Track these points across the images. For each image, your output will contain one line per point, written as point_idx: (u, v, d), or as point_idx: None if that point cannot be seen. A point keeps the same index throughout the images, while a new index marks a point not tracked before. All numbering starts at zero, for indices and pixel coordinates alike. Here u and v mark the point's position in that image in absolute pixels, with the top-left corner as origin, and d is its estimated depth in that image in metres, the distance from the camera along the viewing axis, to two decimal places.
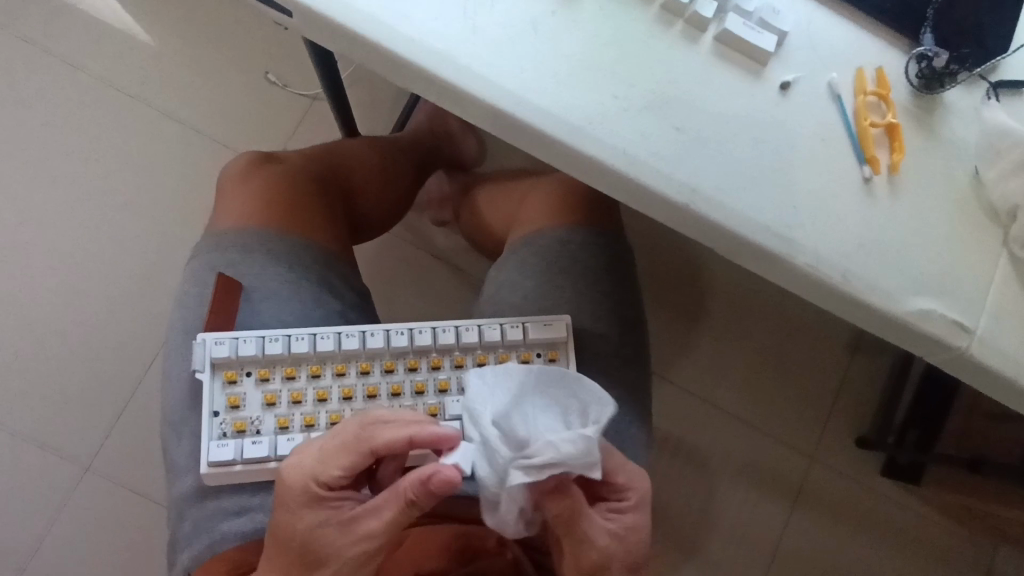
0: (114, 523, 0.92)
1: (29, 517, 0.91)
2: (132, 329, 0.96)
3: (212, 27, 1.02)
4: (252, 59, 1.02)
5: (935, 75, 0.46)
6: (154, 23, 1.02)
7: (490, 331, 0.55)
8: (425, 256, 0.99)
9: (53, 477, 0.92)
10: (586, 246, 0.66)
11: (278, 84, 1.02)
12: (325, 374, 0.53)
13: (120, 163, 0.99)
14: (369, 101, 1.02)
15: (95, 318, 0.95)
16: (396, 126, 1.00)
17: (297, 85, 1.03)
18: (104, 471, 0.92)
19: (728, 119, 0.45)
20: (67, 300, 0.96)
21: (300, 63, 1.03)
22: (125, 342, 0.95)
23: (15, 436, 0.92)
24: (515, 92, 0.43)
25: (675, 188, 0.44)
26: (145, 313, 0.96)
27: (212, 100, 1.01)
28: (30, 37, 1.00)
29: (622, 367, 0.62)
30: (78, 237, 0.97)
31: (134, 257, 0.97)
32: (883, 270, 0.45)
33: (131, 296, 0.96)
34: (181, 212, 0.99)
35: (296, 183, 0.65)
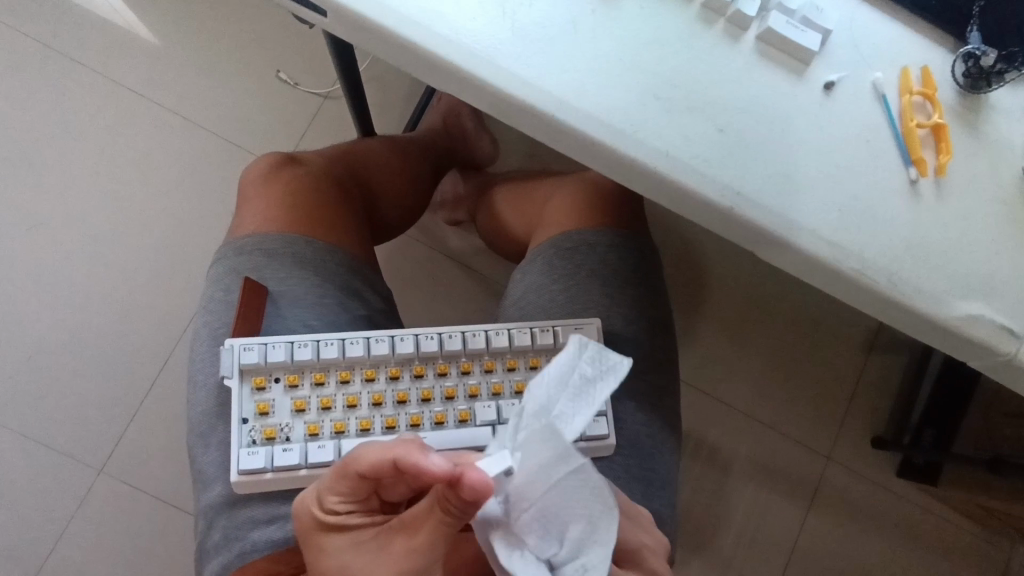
0: (128, 524, 0.91)
1: (43, 519, 0.90)
2: (146, 332, 0.95)
3: (222, 26, 1.01)
4: (263, 58, 1.01)
5: (981, 74, 0.45)
6: (165, 23, 1.01)
7: (520, 335, 0.54)
8: (440, 256, 0.98)
9: (67, 478, 0.91)
10: (613, 247, 0.65)
11: (290, 83, 1.01)
12: (354, 380, 0.52)
13: (133, 165, 0.98)
14: (383, 100, 1.01)
15: (109, 321, 0.95)
16: (410, 125, 0.99)
17: (310, 84, 1.02)
18: (121, 476, 0.92)
19: (770, 119, 0.44)
20: (82, 304, 0.95)
21: (312, 62, 1.02)
22: (138, 345, 0.94)
23: (30, 439, 0.91)
24: (556, 94, 0.42)
25: (719, 190, 0.43)
26: (159, 316, 0.95)
27: (225, 100, 1.00)
28: (37, 37, 0.99)
29: (653, 371, 0.61)
30: (91, 239, 0.96)
31: (148, 259, 0.96)
32: (931, 274, 0.43)
33: (145, 300, 0.95)
34: (195, 215, 0.98)
35: (318, 185, 0.64)
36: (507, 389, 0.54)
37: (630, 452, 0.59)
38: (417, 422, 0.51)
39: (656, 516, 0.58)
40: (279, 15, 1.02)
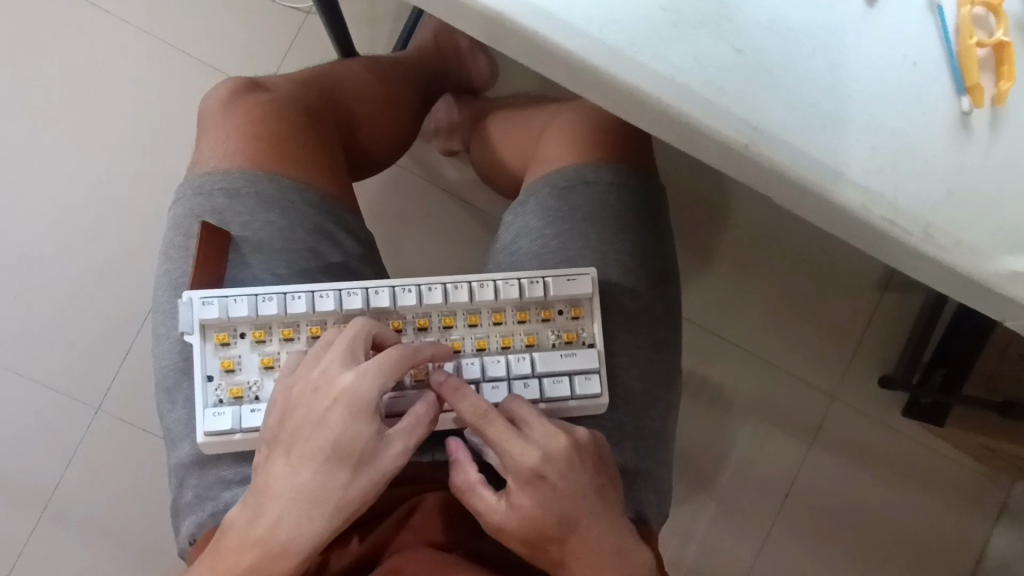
0: (127, 462, 0.91)
1: (43, 456, 0.90)
2: (125, 273, 0.91)
3: None
4: None
5: None
6: None
7: (506, 287, 0.50)
8: (432, 191, 0.91)
9: (63, 416, 0.91)
10: (613, 185, 0.59)
11: None
12: None
13: (96, 90, 0.91)
14: (367, 15, 0.91)
15: (86, 260, 0.91)
16: (398, 45, 0.91)
17: None
18: (116, 415, 0.91)
19: (799, 36, 0.37)
20: (58, 240, 0.91)
21: None
22: (118, 285, 0.91)
23: (22, 378, 0.90)
24: (537, 3, 0.35)
25: (733, 124, 0.36)
26: (137, 255, 0.91)
27: (193, 15, 0.91)
28: None
29: (652, 322, 0.57)
30: (59, 172, 0.90)
31: (122, 192, 0.91)
32: (973, 226, 0.37)
33: (122, 238, 0.91)
34: (166, 146, 0.91)
35: (287, 114, 0.58)
36: (492, 344, 0.50)
37: (622, 409, 0.55)
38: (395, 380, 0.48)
39: (650, 474, 0.55)
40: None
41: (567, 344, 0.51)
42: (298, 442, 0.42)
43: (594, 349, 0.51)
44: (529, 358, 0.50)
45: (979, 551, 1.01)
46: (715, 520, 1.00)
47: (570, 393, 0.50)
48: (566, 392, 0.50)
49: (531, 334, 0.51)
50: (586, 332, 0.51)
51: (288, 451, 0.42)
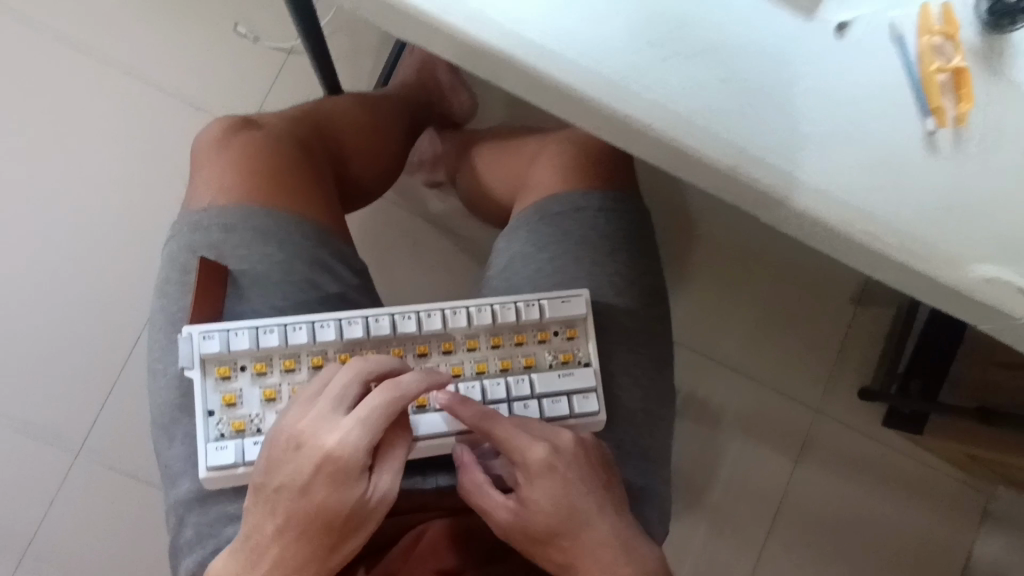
0: (110, 508, 0.88)
1: (21, 507, 0.87)
2: (109, 313, 0.89)
3: None
4: (220, 10, 0.93)
5: (1006, 11, 0.40)
6: None
7: (502, 310, 0.51)
8: (419, 221, 0.93)
9: (42, 463, 0.88)
10: (601, 210, 0.61)
11: (250, 38, 0.94)
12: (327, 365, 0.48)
13: (79, 130, 0.91)
14: (350, 52, 0.94)
15: (68, 301, 0.89)
16: (381, 81, 0.93)
17: (272, 39, 0.94)
18: (99, 459, 0.88)
19: (776, 65, 0.39)
20: (38, 282, 0.89)
21: (272, 13, 0.94)
22: (101, 326, 0.89)
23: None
24: (532, 37, 0.37)
25: (720, 147, 0.38)
26: (121, 295, 0.90)
27: (178, 55, 0.93)
28: None
29: (646, 341, 0.58)
30: (41, 212, 0.90)
31: (105, 232, 0.90)
32: (947, 235, 0.40)
33: (105, 277, 0.90)
34: (151, 184, 0.91)
35: (281, 149, 0.59)
36: (492, 367, 0.51)
37: (622, 427, 0.56)
38: None
39: (651, 491, 0.56)
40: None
41: (564, 364, 0.52)
42: (284, 500, 0.42)
43: (590, 368, 0.52)
44: (528, 379, 0.51)
45: (967, 556, 1.03)
46: (711, 538, 1.01)
47: (570, 412, 0.51)
48: (566, 411, 0.51)
49: (529, 356, 0.52)
50: (582, 352, 0.52)
51: (273, 509, 0.42)
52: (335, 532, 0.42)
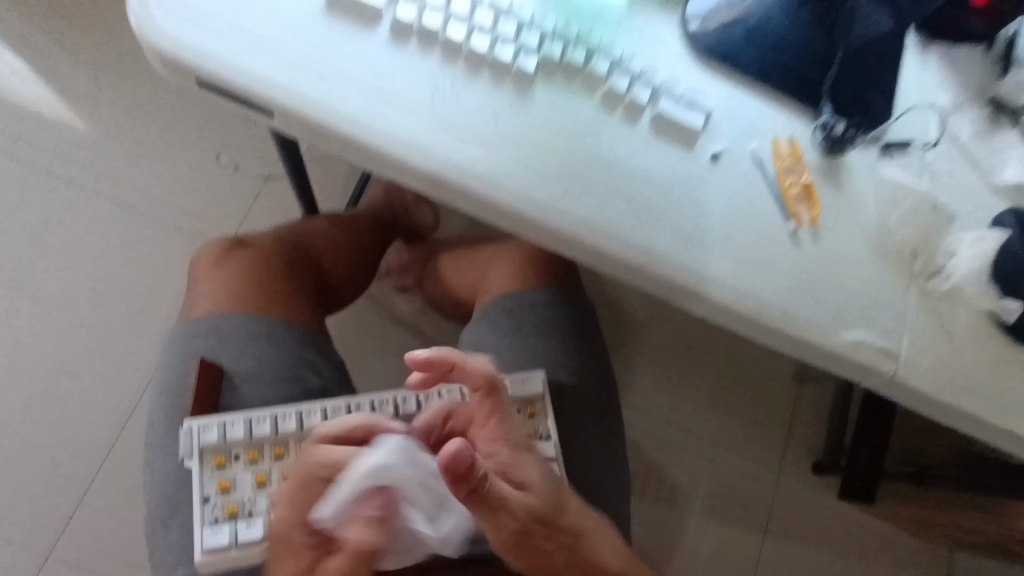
0: None
1: None
2: (90, 426, 0.94)
3: (159, 117, 1.05)
4: (204, 143, 1.05)
5: (835, 141, 0.54)
6: (102, 115, 1.03)
7: (469, 394, 0.58)
8: (390, 323, 1.01)
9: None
10: (551, 303, 0.72)
11: (231, 167, 1.05)
12: None
13: (69, 255, 0.99)
14: (325, 179, 1.07)
15: (48, 418, 0.93)
16: (352, 201, 1.05)
17: (250, 166, 1.06)
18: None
19: (670, 186, 0.51)
20: (20, 401, 0.93)
21: (251, 144, 1.06)
22: (86, 439, 0.93)
23: None
24: (481, 173, 0.48)
25: (633, 249, 0.49)
26: (102, 408, 0.94)
27: (171, 185, 1.03)
28: None
29: (599, 416, 0.66)
30: (29, 333, 0.96)
31: (88, 348, 0.96)
32: (817, 309, 0.51)
33: (92, 392, 0.95)
34: (137, 301, 0.98)
35: (271, 265, 0.68)
36: None
37: (582, 496, 0.62)
38: None
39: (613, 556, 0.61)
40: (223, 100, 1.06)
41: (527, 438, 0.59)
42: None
43: (551, 441, 0.59)
44: None
45: None
46: None
47: None
48: None
49: None
50: (543, 426, 0.59)
51: None
52: None
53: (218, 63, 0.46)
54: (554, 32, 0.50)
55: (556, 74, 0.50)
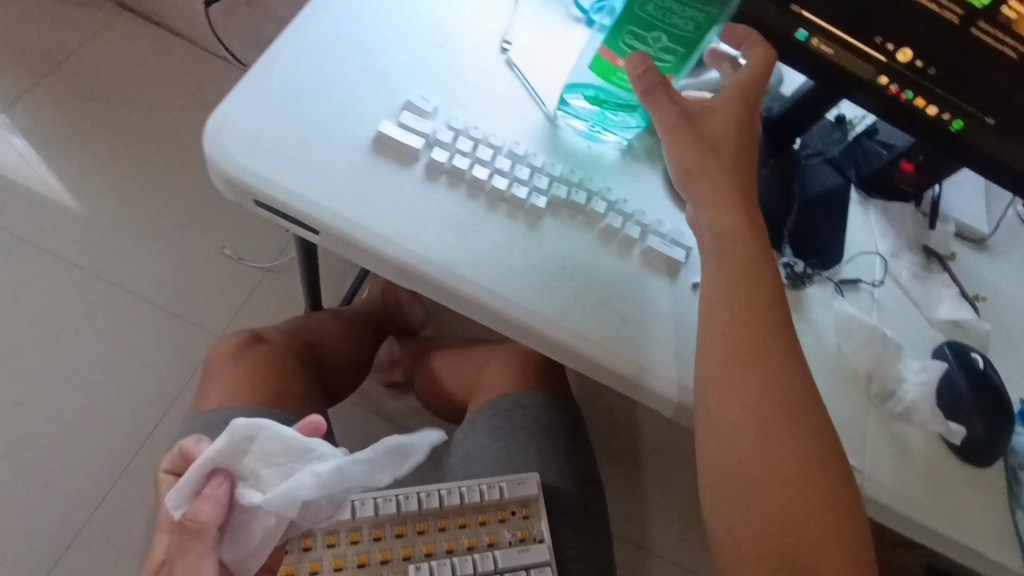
0: None
1: None
2: (74, 509, 0.98)
3: (177, 217, 1.20)
4: (212, 239, 1.20)
5: (796, 276, 0.64)
6: (129, 218, 1.18)
7: (467, 492, 0.61)
8: (377, 419, 1.06)
9: None
10: (545, 406, 0.77)
11: (234, 258, 1.19)
12: (315, 547, 0.57)
13: (80, 343, 1.08)
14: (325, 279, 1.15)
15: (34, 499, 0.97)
16: (348, 298, 1.11)
17: (251, 258, 1.20)
18: None
19: (660, 310, 0.58)
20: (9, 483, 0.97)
21: (254, 240, 1.21)
22: (69, 520, 0.97)
23: None
24: (497, 291, 0.55)
25: (627, 364, 0.55)
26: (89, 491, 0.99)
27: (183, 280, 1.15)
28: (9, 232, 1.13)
29: (588, 521, 0.69)
30: (28, 415, 1.02)
31: (85, 432, 1.02)
32: None
33: (82, 475, 1.00)
34: (140, 389, 1.07)
35: (281, 360, 0.73)
36: (460, 545, 0.60)
37: None
38: None
39: None
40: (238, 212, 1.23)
41: (522, 541, 0.62)
42: None
43: (544, 544, 0.62)
44: (492, 555, 0.60)
45: None
46: None
47: None
48: None
49: (492, 534, 0.61)
50: (537, 529, 0.63)
51: None
52: None
53: (260, 175, 0.54)
54: (561, 177, 0.60)
55: (562, 211, 0.59)
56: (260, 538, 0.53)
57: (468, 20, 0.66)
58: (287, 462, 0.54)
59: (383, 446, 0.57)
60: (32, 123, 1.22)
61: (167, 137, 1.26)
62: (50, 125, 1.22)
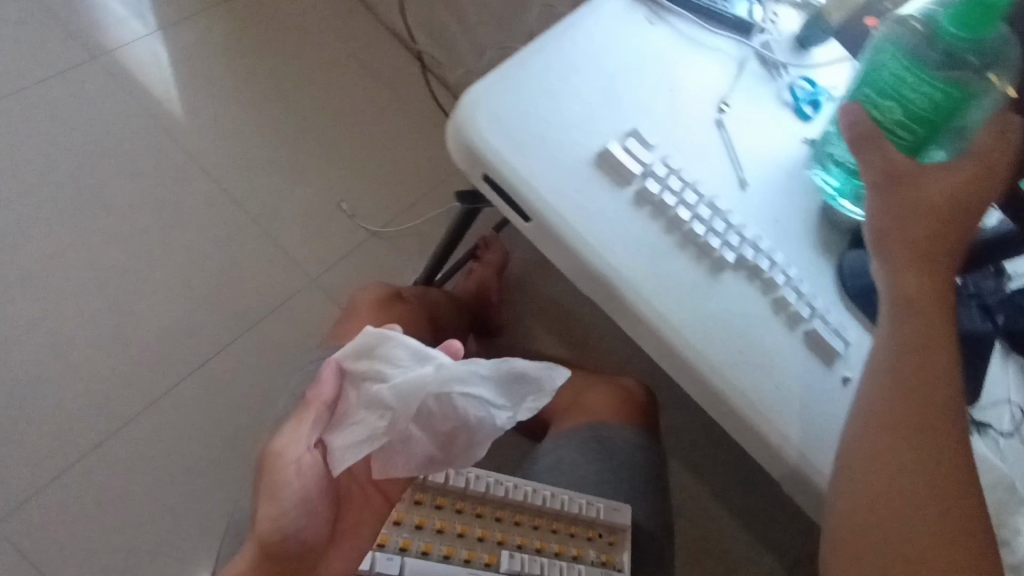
0: (96, 549, 1.04)
1: (24, 524, 1.03)
2: (173, 386, 1.16)
3: (317, 169, 1.40)
4: (335, 194, 1.39)
5: None
6: (283, 160, 1.38)
7: (565, 500, 0.66)
8: None
9: (58, 494, 1.06)
10: (640, 446, 0.80)
11: (349, 214, 1.38)
12: (425, 503, 0.64)
13: (216, 252, 1.27)
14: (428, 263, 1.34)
15: (145, 367, 1.16)
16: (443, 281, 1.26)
17: (362, 217, 1.38)
18: (107, 505, 1.07)
19: (810, 391, 0.60)
20: (132, 347, 1.17)
21: (369, 204, 1.40)
22: (164, 397, 1.15)
23: (41, 453, 1.07)
24: (671, 323, 0.58)
25: (770, 428, 0.58)
26: (187, 375, 1.18)
27: (305, 215, 1.35)
28: (186, 146, 1.34)
29: (657, 569, 0.71)
30: (161, 297, 1.21)
31: (200, 326, 1.22)
32: None
33: (189, 361, 1.19)
34: (254, 306, 1.25)
35: (417, 325, 0.80)
36: (548, 547, 0.65)
37: None
38: (471, 557, 0.62)
39: None
40: (365, 171, 1.42)
41: (604, 565, 0.65)
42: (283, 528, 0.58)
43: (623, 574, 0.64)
44: (574, 567, 0.63)
45: None
46: None
47: None
48: None
49: (578, 549, 0.65)
50: (620, 559, 0.66)
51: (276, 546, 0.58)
52: (291, 560, 0.57)
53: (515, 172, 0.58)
54: (749, 240, 0.63)
55: (743, 271, 0.62)
56: (362, 440, 0.53)
57: (692, 69, 0.70)
58: (408, 363, 0.52)
59: (506, 368, 0.51)
60: (227, 63, 1.44)
61: (332, 104, 1.46)
62: (208, 55, 1.43)
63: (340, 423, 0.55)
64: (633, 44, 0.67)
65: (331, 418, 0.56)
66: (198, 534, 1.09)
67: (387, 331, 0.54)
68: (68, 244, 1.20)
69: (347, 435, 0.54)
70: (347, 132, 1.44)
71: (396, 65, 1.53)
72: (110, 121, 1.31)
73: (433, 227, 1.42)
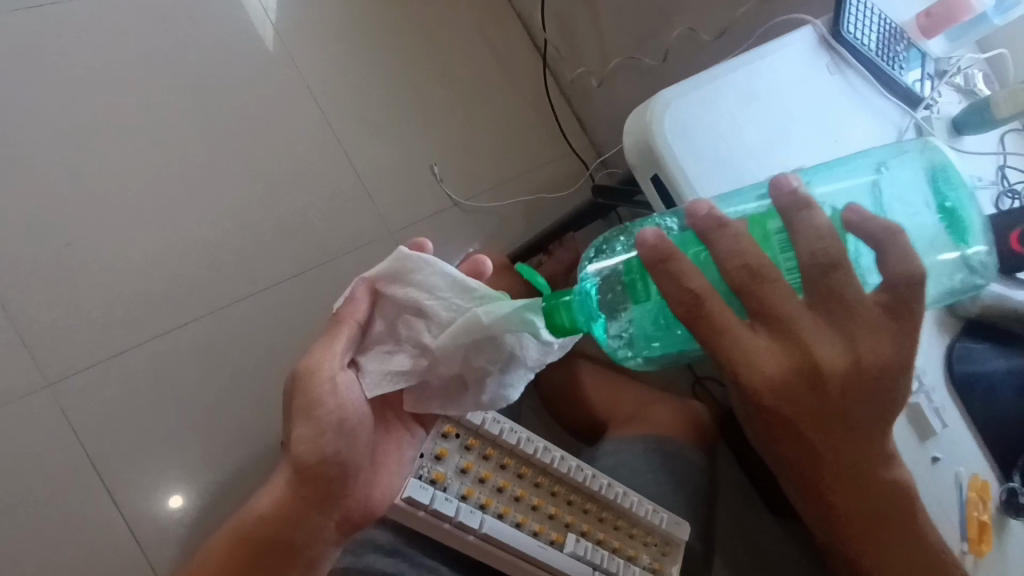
0: (115, 456, 1.00)
1: (43, 415, 0.98)
2: (224, 301, 1.12)
3: (415, 121, 1.37)
4: (427, 154, 1.37)
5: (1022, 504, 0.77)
6: (381, 103, 1.34)
7: (620, 494, 0.83)
8: None
9: (85, 391, 1.01)
10: (697, 469, 0.97)
11: (438, 177, 1.37)
12: (508, 468, 0.80)
13: (299, 179, 1.23)
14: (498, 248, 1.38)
15: (200, 278, 1.12)
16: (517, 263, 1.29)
17: (450, 184, 1.38)
18: (133, 413, 1.03)
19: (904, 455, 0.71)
20: (193, 252, 1.12)
21: (458, 172, 1.39)
22: (215, 309, 1.11)
23: (75, 344, 1.02)
24: None
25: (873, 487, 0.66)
26: (241, 292, 1.14)
27: (395, 166, 1.33)
28: (287, 62, 1.27)
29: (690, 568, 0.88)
30: (233, 209, 1.17)
31: (265, 246, 1.18)
32: None
33: (245, 279, 1.15)
34: (329, 240, 1.23)
35: None
36: (604, 540, 0.82)
37: None
38: (540, 531, 0.78)
39: None
40: (463, 137, 1.42)
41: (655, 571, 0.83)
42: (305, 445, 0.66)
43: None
44: (622, 562, 0.80)
45: None
46: None
47: None
48: None
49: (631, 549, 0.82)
50: (669, 567, 0.83)
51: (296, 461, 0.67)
52: (324, 483, 0.67)
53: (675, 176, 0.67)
54: None
55: None
56: (404, 367, 0.64)
57: (856, 134, 0.75)
58: (450, 298, 0.63)
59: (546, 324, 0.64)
60: None
61: (440, 60, 1.43)
62: None
63: (375, 345, 0.65)
64: (814, 86, 0.75)
65: (363, 342, 0.66)
66: (234, 454, 1.07)
67: (427, 258, 0.63)
68: (144, 134, 1.13)
69: (385, 362, 0.65)
70: (450, 93, 1.42)
71: (509, 39, 1.52)
72: (210, 27, 1.22)
73: (516, 212, 1.43)
